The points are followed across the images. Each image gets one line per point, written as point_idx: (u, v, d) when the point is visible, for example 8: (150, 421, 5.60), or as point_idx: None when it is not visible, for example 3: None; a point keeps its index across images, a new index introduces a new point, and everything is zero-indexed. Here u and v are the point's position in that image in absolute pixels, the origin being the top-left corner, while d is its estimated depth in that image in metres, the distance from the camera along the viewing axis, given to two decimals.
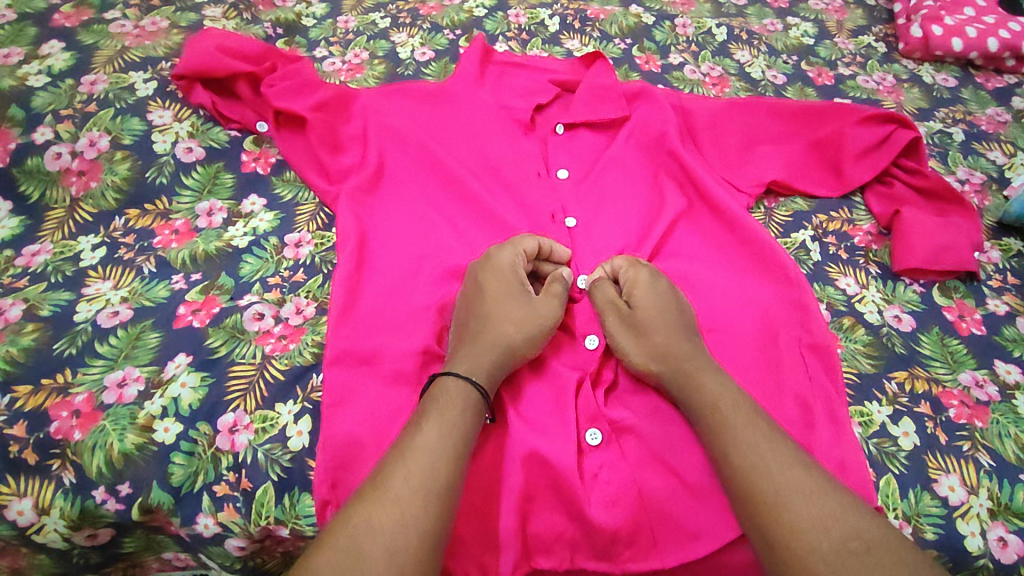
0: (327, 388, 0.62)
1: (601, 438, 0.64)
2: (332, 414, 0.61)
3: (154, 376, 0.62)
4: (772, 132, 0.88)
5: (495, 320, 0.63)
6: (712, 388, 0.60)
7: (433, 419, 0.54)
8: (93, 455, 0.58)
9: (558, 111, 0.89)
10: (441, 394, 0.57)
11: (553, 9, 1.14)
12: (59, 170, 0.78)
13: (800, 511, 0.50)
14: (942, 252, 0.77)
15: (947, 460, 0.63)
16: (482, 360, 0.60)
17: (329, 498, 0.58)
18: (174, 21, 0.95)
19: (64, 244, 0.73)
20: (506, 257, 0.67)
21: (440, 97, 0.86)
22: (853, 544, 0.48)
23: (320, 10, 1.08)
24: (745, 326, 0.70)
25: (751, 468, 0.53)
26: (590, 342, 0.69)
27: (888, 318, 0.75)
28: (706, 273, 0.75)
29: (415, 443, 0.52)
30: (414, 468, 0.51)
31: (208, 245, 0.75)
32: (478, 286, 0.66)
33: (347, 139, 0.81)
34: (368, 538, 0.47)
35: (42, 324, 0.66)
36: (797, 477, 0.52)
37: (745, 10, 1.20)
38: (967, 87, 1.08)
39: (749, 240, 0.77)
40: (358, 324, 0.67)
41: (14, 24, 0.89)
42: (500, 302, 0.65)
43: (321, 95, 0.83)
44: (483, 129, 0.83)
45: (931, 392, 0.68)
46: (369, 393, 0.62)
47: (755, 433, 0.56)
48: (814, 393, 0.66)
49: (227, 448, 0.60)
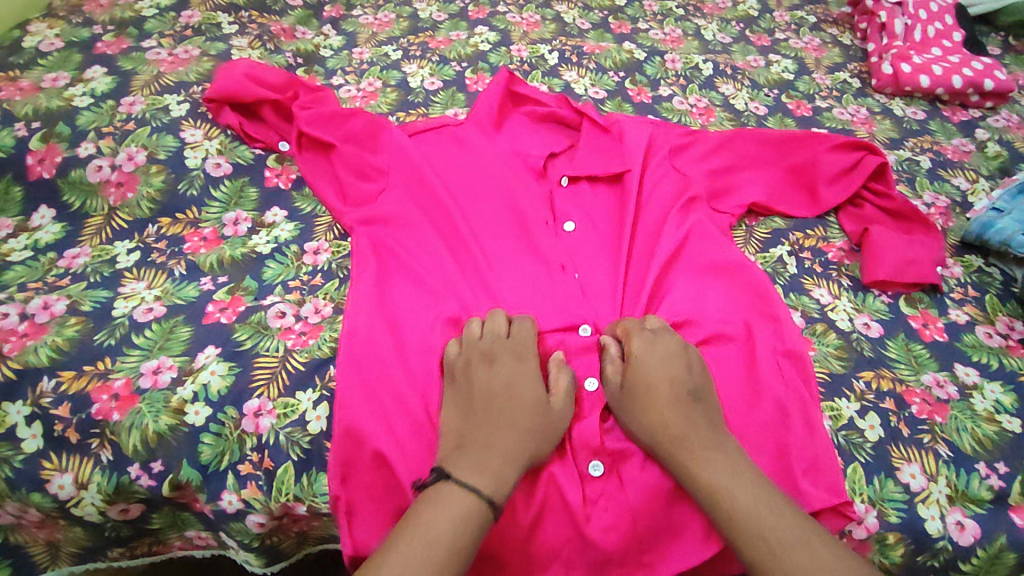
0: (336, 386, 0.67)
1: (602, 470, 0.67)
2: (342, 406, 0.65)
3: (186, 365, 0.68)
4: (752, 161, 0.95)
5: (506, 425, 0.63)
6: (697, 463, 0.61)
7: (454, 507, 0.55)
8: (130, 434, 0.64)
9: (558, 145, 0.96)
10: (454, 502, 0.56)
11: (552, 45, 1.23)
12: (100, 182, 0.85)
13: (767, 531, 0.55)
14: (907, 266, 0.84)
15: (909, 450, 0.69)
16: (497, 461, 0.60)
17: (340, 494, 0.63)
18: (205, 50, 1.04)
19: (102, 249, 0.81)
20: (522, 352, 0.69)
21: (449, 133, 0.94)
22: (816, 555, 0.53)
23: (337, 43, 1.19)
24: (726, 339, 0.75)
25: (743, 525, 0.57)
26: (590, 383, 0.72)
27: (857, 325, 0.82)
28: (691, 289, 0.80)
29: (416, 530, 0.54)
30: (409, 555, 0.52)
31: (234, 251, 0.82)
32: (500, 387, 0.66)
33: (367, 169, 0.88)
34: None
35: (83, 318, 0.72)
36: (761, 500, 0.58)
37: (730, 47, 1.30)
38: (934, 120, 1.18)
39: (729, 259, 0.83)
40: (370, 333, 0.70)
41: (62, 51, 0.97)
42: (510, 403, 0.65)
43: (355, 125, 0.91)
44: (489, 161, 0.90)
45: (895, 390, 0.74)
46: (380, 391, 0.67)
47: (720, 461, 0.61)
48: (791, 399, 0.71)
49: (252, 431, 0.65)
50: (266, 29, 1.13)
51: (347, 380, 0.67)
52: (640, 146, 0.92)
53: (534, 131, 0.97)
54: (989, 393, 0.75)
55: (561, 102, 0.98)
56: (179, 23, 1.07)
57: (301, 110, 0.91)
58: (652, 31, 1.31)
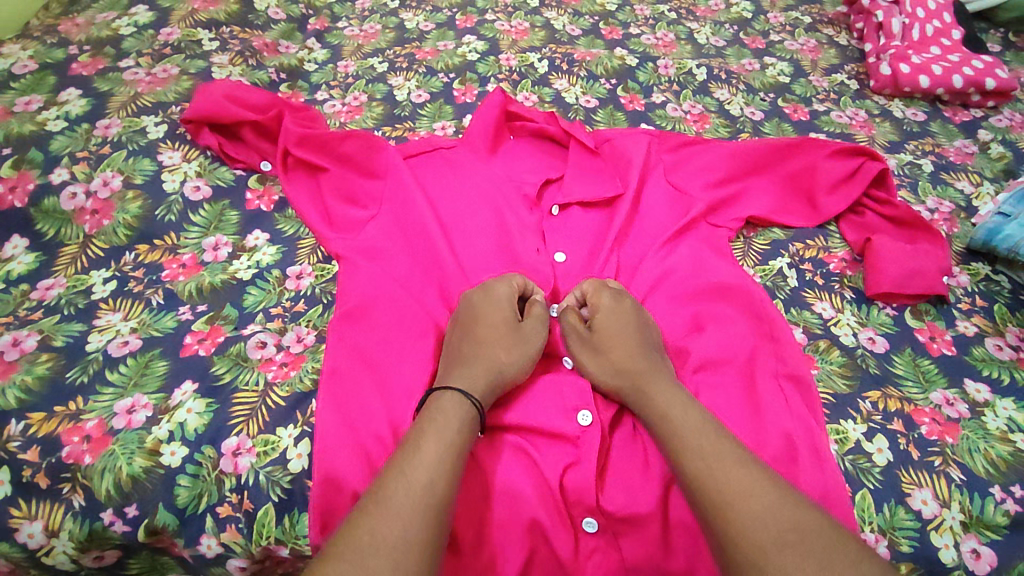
0: (319, 423, 0.64)
1: (596, 526, 0.61)
2: (326, 449, 0.63)
3: (162, 403, 0.66)
4: (749, 168, 0.93)
5: (483, 344, 0.67)
6: (664, 398, 0.61)
7: (437, 408, 0.59)
8: (103, 478, 0.61)
9: (548, 167, 0.93)
10: (437, 410, 0.59)
11: (542, 53, 1.20)
12: (74, 210, 0.82)
13: (741, 508, 0.50)
14: (912, 277, 0.81)
15: (919, 475, 0.66)
16: (468, 373, 0.64)
17: (320, 543, 0.60)
18: (184, 68, 1.01)
19: (77, 278, 0.78)
20: (495, 288, 0.71)
21: (438, 156, 0.90)
22: (788, 536, 0.48)
23: (321, 56, 1.16)
24: (726, 367, 0.72)
25: (698, 471, 0.54)
26: (582, 419, 0.65)
27: (862, 340, 0.78)
28: (686, 313, 0.78)
29: (414, 461, 0.54)
30: (412, 482, 0.52)
31: (214, 278, 0.79)
32: (471, 311, 0.70)
33: (355, 197, 0.86)
34: (370, 549, 0.47)
35: (56, 354, 0.69)
36: (743, 479, 0.52)
37: (724, 51, 1.28)
38: (935, 121, 1.14)
39: (725, 283, 0.80)
40: (355, 372, 0.68)
41: (36, 73, 0.95)
42: (488, 325, 0.68)
43: (346, 148, 0.87)
44: (479, 184, 0.87)
45: (904, 410, 0.71)
46: (363, 431, 0.64)
47: (705, 437, 0.56)
48: (796, 428, 0.68)
49: (231, 471, 0.63)
50: (248, 44, 1.10)
51: (329, 419, 0.64)
52: (633, 169, 0.90)
53: (523, 152, 0.95)
54: (1002, 410, 0.72)
55: (547, 119, 0.96)
56: (158, 41, 1.04)
57: (290, 126, 0.88)
58: (644, 36, 1.28)
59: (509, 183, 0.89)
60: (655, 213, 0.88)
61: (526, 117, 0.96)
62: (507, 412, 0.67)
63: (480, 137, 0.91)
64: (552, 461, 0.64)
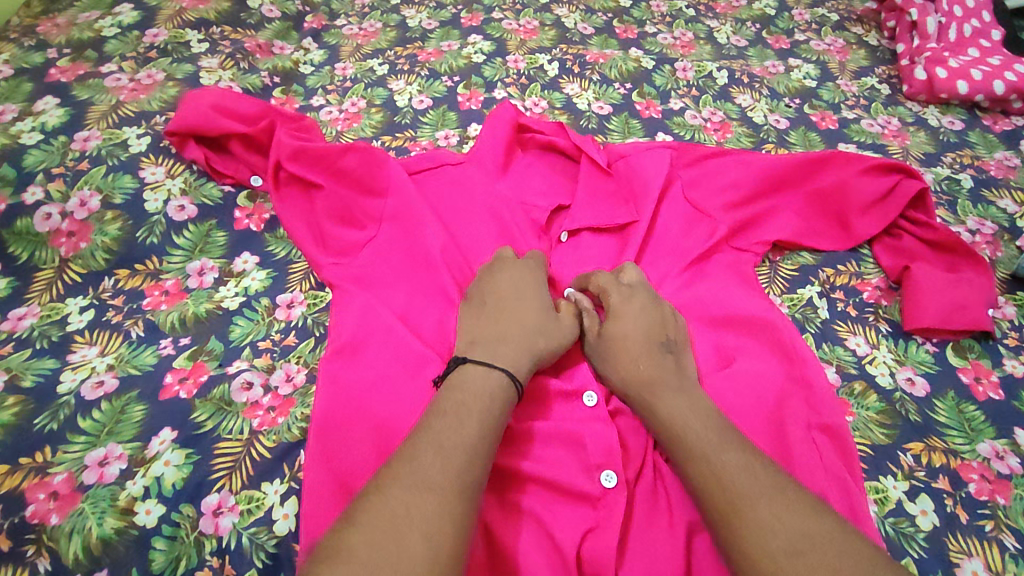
0: (307, 482, 0.59)
1: None
2: (315, 512, 0.57)
3: (138, 454, 0.61)
4: (776, 185, 0.85)
5: (531, 328, 0.66)
6: (666, 405, 0.60)
7: (474, 418, 0.55)
8: (71, 541, 0.56)
9: (558, 185, 0.86)
10: (479, 383, 0.58)
11: (552, 55, 1.13)
12: (49, 231, 0.76)
13: (750, 515, 0.49)
14: (954, 311, 0.75)
15: (969, 542, 0.60)
16: (513, 351, 0.63)
17: None
18: (170, 74, 0.95)
19: (51, 307, 0.72)
20: (526, 267, 0.72)
21: (443, 174, 0.84)
22: (798, 544, 0.47)
23: (318, 57, 1.08)
24: (753, 417, 0.66)
25: (707, 477, 0.53)
26: (606, 480, 0.60)
27: (900, 381, 0.72)
28: (713, 343, 0.73)
29: (456, 435, 0.53)
30: (452, 457, 0.51)
31: (198, 307, 0.73)
32: (517, 290, 0.69)
33: (352, 217, 0.79)
34: (406, 520, 0.45)
35: (24, 397, 0.64)
36: (753, 487, 0.51)
37: (746, 52, 1.20)
38: (974, 130, 1.07)
39: (750, 317, 0.74)
40: (348, 425, 0.62)
41: (10, 79, 0.89)
42: (519, 303, 0.68)
43: (341, 163, 0.80)
44: (486, 206, 0.80)
45: (949, 465, 0.65)
46: (357, 493, 0.59)
47: (716, 439, 0.56)
48: (831, 488, 0.62)
49: (211, 532, 0.58)
50: (240, 46, 1.04)
51: (319, 481, 0.59)
52: (647, 188, 0.83)
53: (531, 165, 0.88)
54: None
55: (559, 131, 0.89)
56: (142, 43, 0.98)
57: (284, 139, 0.81)
58: (660, 36, 1.21)
59: (516, 201, 0.82)
60: (674, 237, 0.81)
61: (535, 130, 0.89)
62: (515, 466, 0.61)
63: (488, 153, 0.84)
64: (567, 526, 0.59)
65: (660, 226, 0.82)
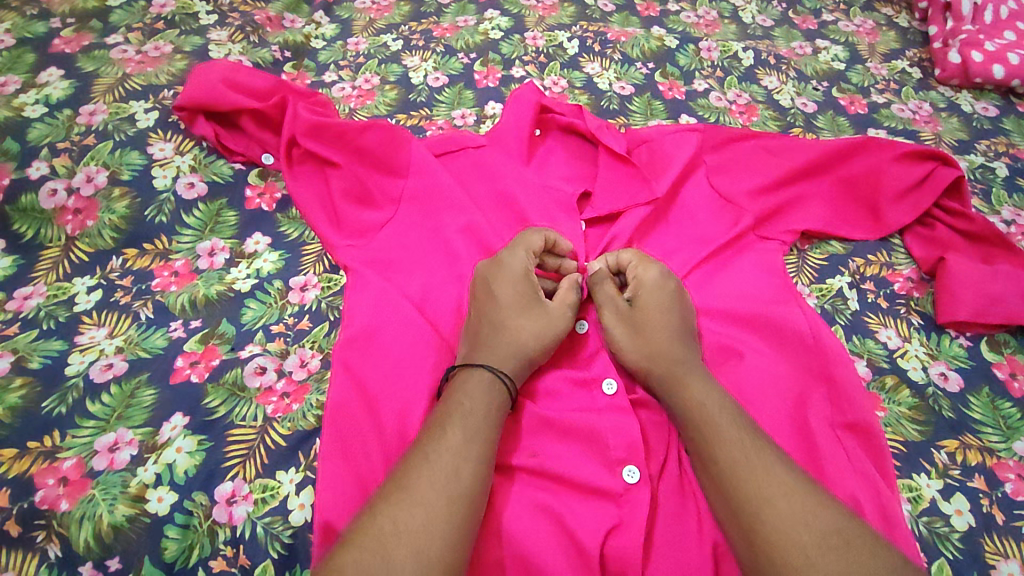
0: (320, 474, 0.57)
1: None
2: (331, 505, 0.56)
3: (148, 439, 0.59)
4: (808, 172, 0.82)
5: (511, 324, 0.63)
6: (693, 390, 0.59)
7: (456, 424, 0.54)
8: (81, 528, 0.55)
9: (579, 170, 0.83)
10: (466, 395, 0.57)
11: (572, 32, 1.09)
12: (55, 208, 0.74)
13: (783, 507, 0.49)
14: (991, 304, 0.72)
15: (1004, 543, 0.60)
16: (501, 356, 0.60)
17: None
18: (178, 46, 0.92)
19: (58, 286, 0.69)
20: (511, 260, 0.67)
21: (463, 155, 0.81)
22: (832, 539, 0.47)
23: (330, 31, 1.04)
24: (774, 414, 0.64)
25: (735, 466, 0.52)
26: (628, 475, 0.58)
27: (933, 376, 0.70)
28: (719, 336, 0.70)
29: (439, 447, 0.52)
30: (437, 470, 0.50)
31: (209, 288, 0.71)
32: (489, 289, 0.65)
33: (368, 197, 0.76)
34: (394, 540, 0.45)
35: (31, 379, 0.62)
36: (783, 479, 0.51)
37: (772, 32, 1.15)
38: (1008, 117, 1.03)
39: (775, 313, 0.71)
40: (364, 417, 0.60)
41: (13, 49, 0.86)
42: (505, 306, 0.64)
43: (359, 140, 0.77)
44: (506, 189, 0.77)
45: (985, 464, 0.64)
46: (373, 487, 0.57)
47: (740, 433, 0.54)
48: (862, 490, 0.60)
49: (225, 521, 0.56)
50: (250, 19, 1.00)
51: (336, 473, 0.57)
52: (671, 174, 0.80)
53: (550, 151, 0.85)
54: None
55: (578, 113, 0.85)
56: (149, 14, 0.96)
57: (300, 113, 0.78)
58: (684, 14, 1.16)
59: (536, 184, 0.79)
60: (699, 224, 0.78)
61: (555, 111, 0.85)
62: (537, 460, 0.60)
63: (509, 136, 0.81)
64: (590, 524, 0.57)
65: (684, 214, 0.79)
